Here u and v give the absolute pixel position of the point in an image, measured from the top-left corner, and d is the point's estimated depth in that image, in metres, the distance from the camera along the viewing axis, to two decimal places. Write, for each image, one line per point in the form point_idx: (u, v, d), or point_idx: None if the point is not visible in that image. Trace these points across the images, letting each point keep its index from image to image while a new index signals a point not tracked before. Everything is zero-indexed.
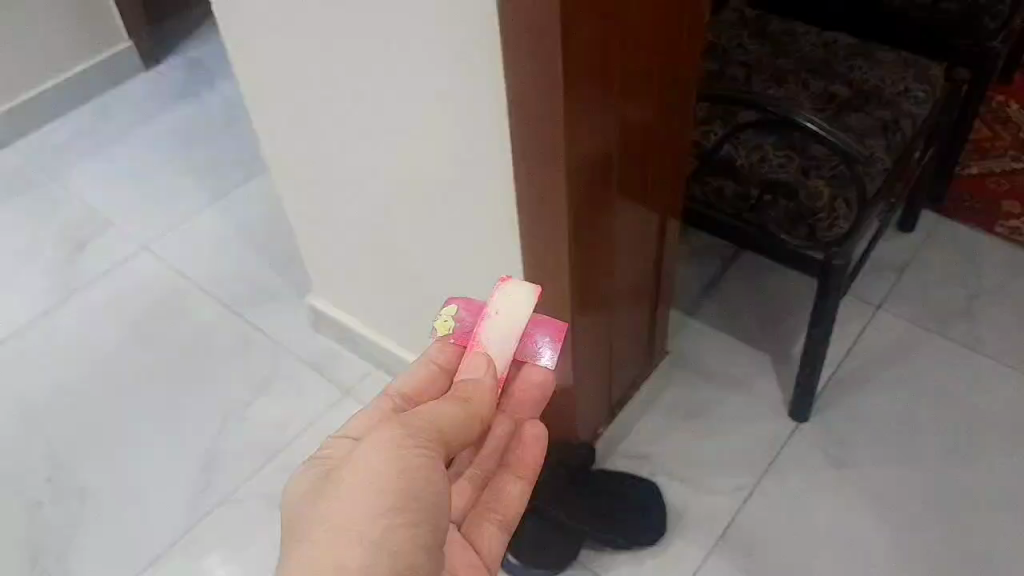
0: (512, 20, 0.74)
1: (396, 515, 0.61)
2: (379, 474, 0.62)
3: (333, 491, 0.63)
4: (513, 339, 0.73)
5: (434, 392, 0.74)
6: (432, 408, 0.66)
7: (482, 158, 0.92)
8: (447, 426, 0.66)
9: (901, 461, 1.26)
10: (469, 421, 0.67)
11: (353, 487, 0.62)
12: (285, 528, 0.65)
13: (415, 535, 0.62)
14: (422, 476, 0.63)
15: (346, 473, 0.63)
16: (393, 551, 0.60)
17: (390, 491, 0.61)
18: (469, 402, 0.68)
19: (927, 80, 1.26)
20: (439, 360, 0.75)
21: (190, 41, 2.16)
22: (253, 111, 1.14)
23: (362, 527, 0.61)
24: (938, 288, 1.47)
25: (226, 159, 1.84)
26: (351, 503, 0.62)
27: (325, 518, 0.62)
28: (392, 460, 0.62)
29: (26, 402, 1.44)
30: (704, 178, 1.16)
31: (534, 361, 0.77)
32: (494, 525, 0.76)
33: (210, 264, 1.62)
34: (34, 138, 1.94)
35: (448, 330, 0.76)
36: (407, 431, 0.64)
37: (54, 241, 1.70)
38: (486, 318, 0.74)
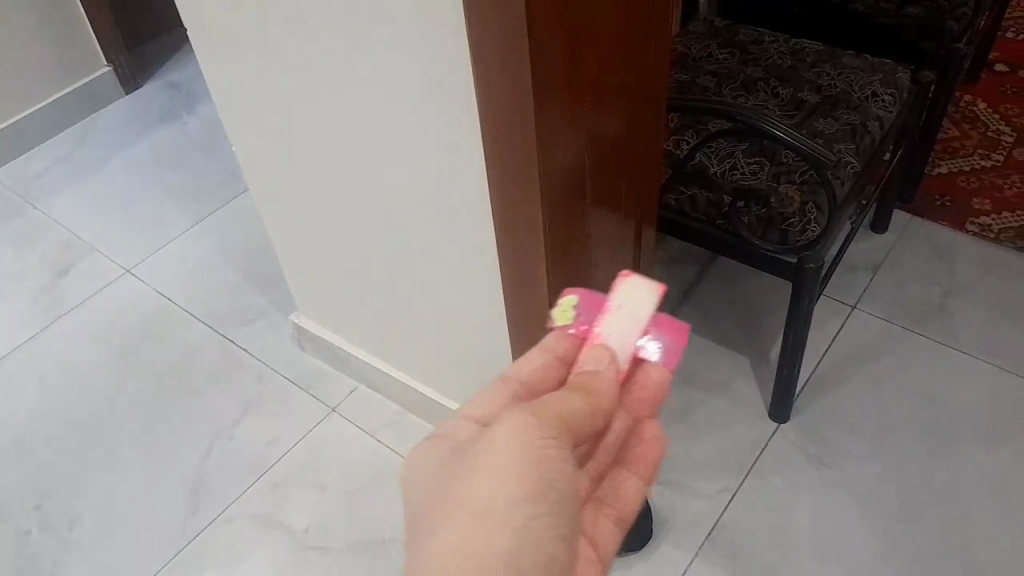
0: (483, 41, 0.76)
1: (533, 505, 0.58)
2: (512, 460, 0.59)
3: (469, 474, 0.61)
4: (634, 335, 0.68)
5: (550, 381, 0.70)
6: (557, 395, 0.63)
7: (458, 174, 0.94)
8: (574, 416, 0.62)
9: (879, 460, 1.29)
10: (596, 416, 0.63)
11: (489, 472, 0.59)
12: (420, 511, 0.64)
13: (553, 526, 0.59)
14: (557, 466, 0.60)
15: (475, 460, 0.61)
16: (534, 541, 0.58)
17: (525, 479, 0.59)
18: (593, 393, 0.63)
19: (894, 84, 1.29)
20: (554, 350, 0.70)
21: (169, 64, 2.18)
22: (230, 128, 1.15)
23: (501, 514, 0.58)
24: (912, 286, 1.50)
25: (208, 180, 1.85)
26: (488, 489, 0.59)
27: (462, 502, 0.60)
28: (525, 448, 0.59)
29: (12, 428, 1.44)
30: (678, 186, 1.19)
31: (648, 360, 0.69)
32: (609, 519, 0.71)
33: (194, 285, 1.63)
34: (15, 165, 1.94)
35: (567, 320, 0.71)
36: (540, 417, 0.61)
37: (36, 266, 1.70)
38: (605, 311, 0.69)
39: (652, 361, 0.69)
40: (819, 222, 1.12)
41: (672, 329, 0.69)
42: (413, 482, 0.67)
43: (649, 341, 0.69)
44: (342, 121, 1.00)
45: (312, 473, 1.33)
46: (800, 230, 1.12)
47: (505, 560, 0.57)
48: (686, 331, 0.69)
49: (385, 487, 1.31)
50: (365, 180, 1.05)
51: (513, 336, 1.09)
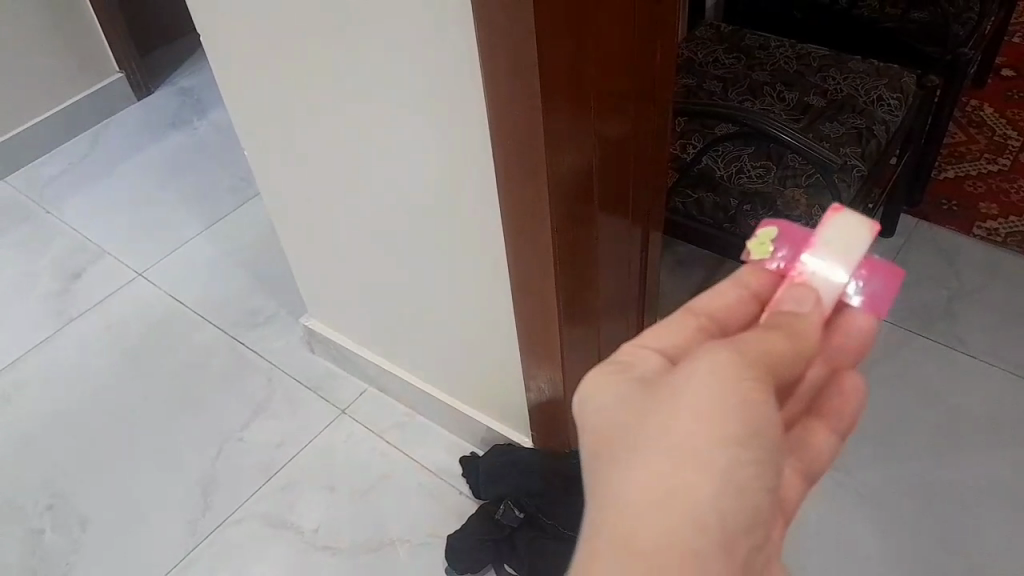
0: (491, 44, 0.77)
1: (735, 454, 0.52)
2: (710, 401, 0.52)
3: (657, 416, 0.54)
4: (843, 276, 0.58)
5: (742, 320, 0.61)
6: (749, 337, 0.55)
7: (467, 178, 0.95)
8: (776, 353, 0.54)
9: (885, 462, 1.29)
10: (796, 356, 0.55)
11: (681, 414, 0.53)
12: (595, 450, 0.57)
13: (755, 476, 0.53)
14: (758, 409, 0.52)
15: (669, 403, 0.54)
16: (735, 490, 0.52)
17: (724, 425, 0.52)
18: (796, 333, 0.56)
19: (899, 88, 1.29)
20: (750, 284, 0.61)
21: (180, 70, 2.21)
22: (240, 131, 1.16)
23: (699, 460, 0.52)
24: (919, 290, 1.50)
25: (219, 184, 1.87)
26: (679, 434, 0.53)
27: (650, 445, 0.53)
28: (726, 388, 0.52)
29: (25, 430, 1.45)
30: (685, 189, 1.20)
31: (853, 306, 0.60)
32: (795, 472, 0.62)
33: (204, 289, 1.64)
34: (28, 170, 1.96)
35: (765, 254, 0.61)
36: (741, 358, 0.53)
37: (49, 270, 1.72)
38: (811, 247, 0.59)
39: (859, 306, 0.60)
40: None
41: (884, 269, 0.59)
42: (586, 410, 0.59)
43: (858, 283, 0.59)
44: (356, 124, 1.00)
45: (322, 474, 1.34)
46: None
47: (706, 511, 0.51)
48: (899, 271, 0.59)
49: (395, 488, 1.32)
50: (374, 182, 1.06)
51: (520, 337, 1.09)
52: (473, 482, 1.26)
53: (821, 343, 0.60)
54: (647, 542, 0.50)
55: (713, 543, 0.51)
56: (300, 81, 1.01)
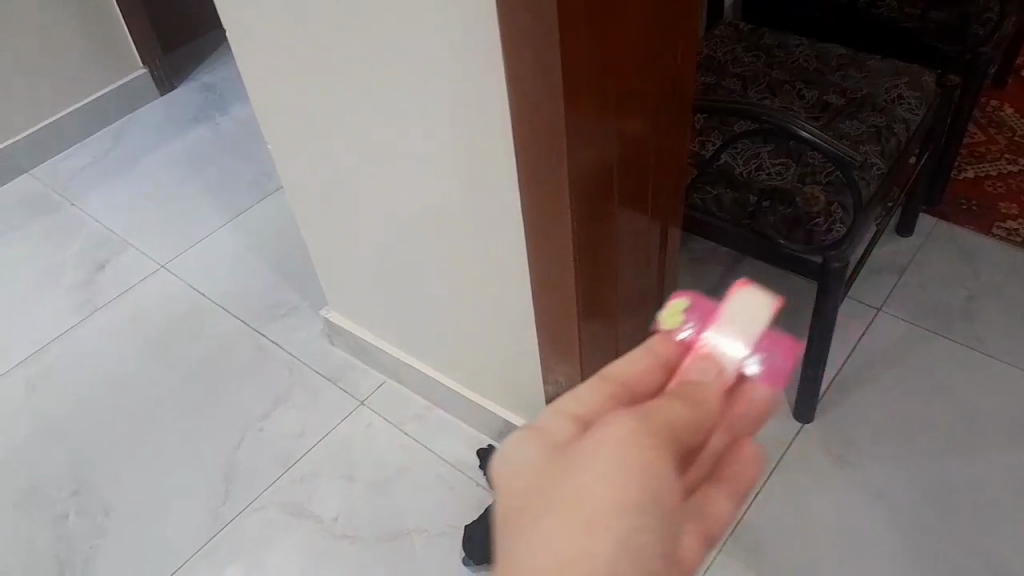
0: (516, 41, 0.78)
1: (636, 516, 0.48)
2: (616, 463, 0.49)
3: (558, 481, 0.51)
4: (745, 350, 0.57)
5: (648, 388, 0.57)
6: (647, 406, 0.53)
7: (488, 172, 0.96)
8: (679, 424, 0.53)
9: (903, 460, 1.29)
10: (699, 423, 0.54)
11: (587, 476, 0.49)
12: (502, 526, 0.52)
13: (659, 548, 0.48)
14: (656, 471, 0.50)
15: (570, 470, 0.51)
16: (639, 562, 0.47)
17: (631, 487, 0.49)
18: (696, 406, 0.54)
19: (919, 87, 1.29)
20: (657, 352, 0.58)
21: (203, 65, 2.23)
22: (264, 125, 1.18)
23: (605, 527, 0.48)
24: (938, 289, 1.50)
25: (241, 179, 1.89)
26: (585, 498, 0.49)
27: (553, 509, 0.49)
28: (628, 453, 0.50)
29: (50, 418, 1.48)
30: (704, 186, 1.20)
31: (753, 378, 0.57)
32: (692, 535, 0.52)
33: (226, 281, 1.66)
34: (53, 163, 1.99)
35: (677, 324, 0.59)
36: (645, 426, 0.52)
37: (74, 262, 1.75)
38: (715, 322, 0.58)
39: (757, 377, 0.57)
40: (844, 222, 1.13)
41: (785, 345, 0.58)
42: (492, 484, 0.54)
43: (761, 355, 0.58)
44: (371, 121, 1.02)
45: (341, 465, 1.36)
46: (825, 230, 1.13)
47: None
48: (796, 346, 0.58)
49: (413, 479, 1.33)
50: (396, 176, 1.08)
51: (540, 332, 1.10)
52: None
53: (721, 412, 0.56)
54: None
55: None
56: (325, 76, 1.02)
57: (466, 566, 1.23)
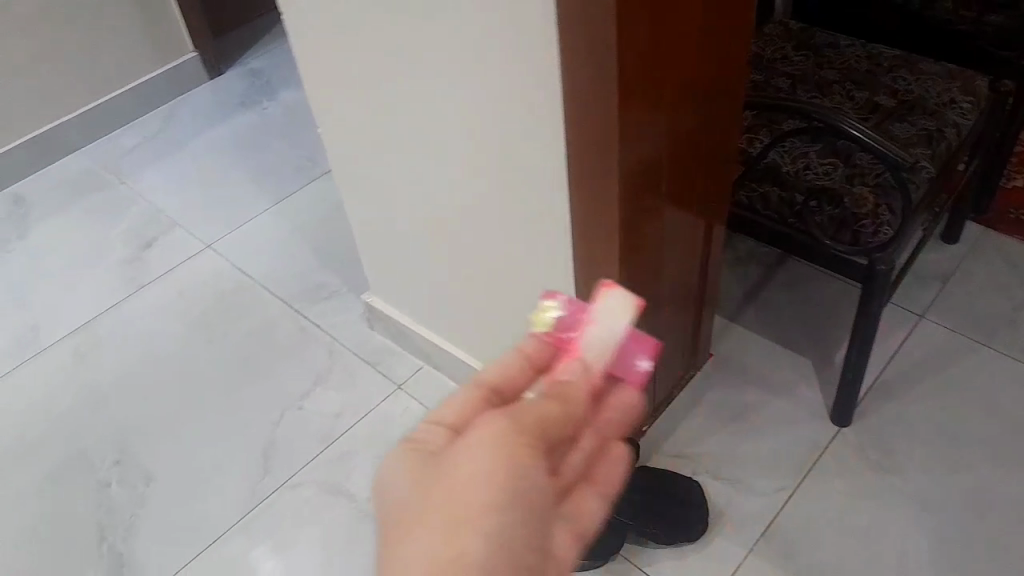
0: (570, 33, 0.79)
1: (502, 508, 0.55)
2: (484, 467, 0.56)
3: (436, 480, 0.58)
4: (614, 348, 0.63)
5: (519, 390, 0.65)
6: (519, 405, 0.60)
7: (536, 162, 0.96)
8: (548, 420, 0.59)
9: (940, 469, 1.28)
10: (568, 419, 0.60)
11: (460, 475, 0.56)
12: (390, 527, 0.59)
13: (523, 538, 0.56)
14: (523, 468, 0.57)
15: (447, 468, 0.57)
16: (505, 552, 0.55)
17: (498, 489, 0.55)
18: (567, 403, 0.60)
19: (972, 91, 1.28)
20: (529, 355, 0.65)
21: (252, 51, 2.27)
22: (316, 108, 1.20)
23: (471, 524, 0.54)
24: (982, 298, 1.48)
25: (286, 163, 1.91)
26: (457, 494, 0.56)
27: (430, 504, 0.56)
28: (498, 452, 0.56)
29: (96, 389, 1.51)
30: (750, 184, 1.20)
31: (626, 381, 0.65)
32: (566, 534, 0.63)
33: (269, 263, 1.69)
34: (105, 141, 2.03)
35: (545, 324, 0.65)
36: (516, 427, 0.58)
37: (123, 238, 1.79)
38: (585, 326, 0.63)
39: (625, 382, 0.65)
40: (891, 225, 1.12)
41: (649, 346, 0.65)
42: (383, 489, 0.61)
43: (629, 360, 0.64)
44: (411, 109, 1.05)
45: (377, 447, 1.38)
46: (872, 232, 1.12)
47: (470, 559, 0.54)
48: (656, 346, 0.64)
49: None
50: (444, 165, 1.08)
51: None
52: None
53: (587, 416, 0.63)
54: None
55: None
56: (376, 61, 1.03)
57: None
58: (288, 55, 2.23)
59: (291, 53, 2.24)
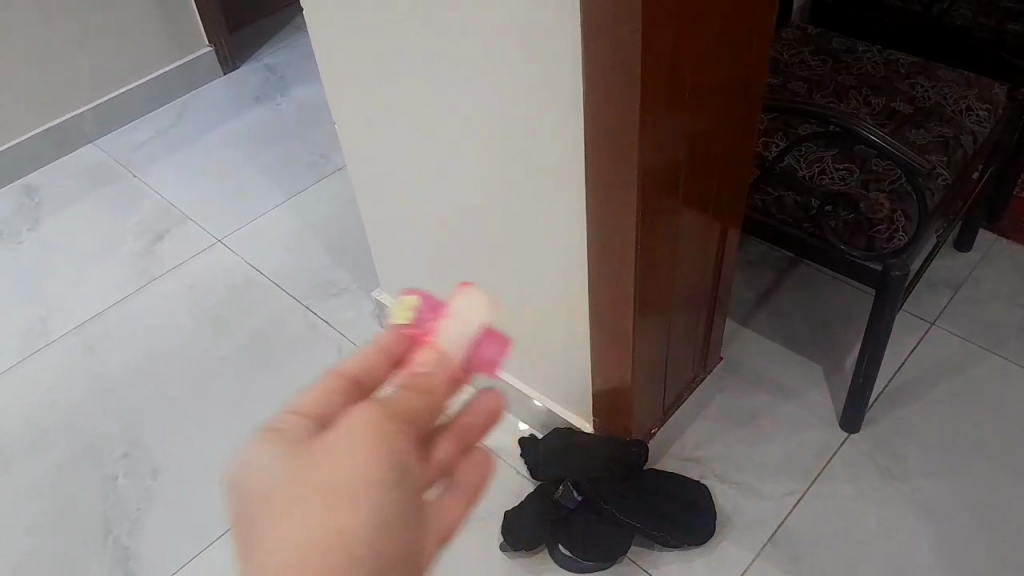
0: (593, 31, 0.79)
1: (383, 490, 0.50)
2: (360, 449, 0.51)
3: (304, 471, 0.50)
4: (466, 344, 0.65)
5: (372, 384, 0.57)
6: (378, 395, 0.55)
7: (551, 161, 0.96)
8: (411, 407, 0.55)
9: (950, 477, 1.27)
10: (430, 409, 0.56)
11: (336, 460, 0.50)
12: (244, 527, 0.50)
13: (401, 521, 0.51)
14: (400, 447, 0.52)
15: (316, 457, 0.51)
16: (389, 530, 0.50)
17: (379, 469, 0.51)
18: (430, 393, 0.56)
19: (989, 99, 1.27)
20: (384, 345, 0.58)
21: (266, 47, 2.27)
22: (331, 105, 1.20)
23: (352, 506, 0.49)
24: (994, 306, 1.48)
25: (297, 159, 1.91)
26: (332, 480, 0.50)
27: (302, 498, 0.49)
28: (373, 434, 0.52)
29: (105, 381, 1.51)
30: (766, 187, 1.20)
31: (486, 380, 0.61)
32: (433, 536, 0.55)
33: (280, 258, 1.69)
34: (118, 135, 2.04)
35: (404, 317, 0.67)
36: (382, 409, 0.54)
37: (134, 231, 1.79)
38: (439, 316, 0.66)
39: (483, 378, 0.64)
40: (906, 230, 1.12)
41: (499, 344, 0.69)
42: (231, 488, 0.51)
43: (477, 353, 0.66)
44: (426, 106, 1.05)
45: None
46: (887, 238, 1.12)
47: (355, 542, 0.48)
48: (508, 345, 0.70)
49: None
50: (457, 164, 1.08)
51: (593, 323, 1.10)
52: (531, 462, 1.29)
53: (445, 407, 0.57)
54: None
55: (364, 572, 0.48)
56: (393, 59, 1.03)
57: (504, 552, 1.24)
58: (302, 52, 2.23)
59: (305, 50, 2.24)
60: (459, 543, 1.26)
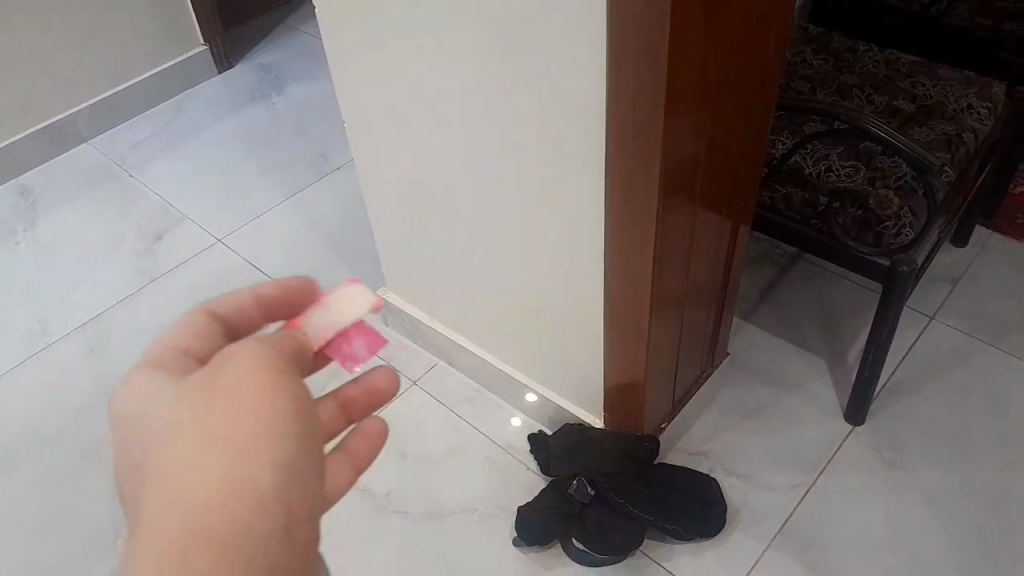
0: (621, 33, 0.80)
1: (279, 430, 0.47)
2: (259, 388, 0.48)
3: (194, 411, 0.47)
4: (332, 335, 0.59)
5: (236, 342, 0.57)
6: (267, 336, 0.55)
7: (570, 160, 0.97)
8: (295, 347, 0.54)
9: (955, 466, 1.30)
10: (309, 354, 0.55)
11: (226, 400, 0.47)
12: (138, 482, 0.46)
13: (302, 463, 0.47)
14: (291, 389, 0.49)
15: (207, 395, 0.48)
16: (292, 474, 0.46)
17: (279, 411, 0.48)
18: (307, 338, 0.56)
19: (989, 97, 1.30)
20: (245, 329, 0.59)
21: (260, 46, 2.26)
22: (343, 104, 1.20)
23: (248, 443, 0.46)
24: (990, 300, 1.50)
25: (296, 158, 1.91)
26: (225, 423, 0.46)
27: (190, 440, 0.46)
28: (267, 373, 0.49)
29: (108, 382, 1.50)
30: (774, 185, 1.22)
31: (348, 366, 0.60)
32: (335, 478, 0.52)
33: (282, 258, 1.69)
34: (112, 134, 2.02)
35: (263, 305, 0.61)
36: (267, 345, 0.52)
37: (133, 231, 1.78)
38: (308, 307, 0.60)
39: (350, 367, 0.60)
40: (913, 226, 1.14)
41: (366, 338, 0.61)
42: (121, 437, 0.48)
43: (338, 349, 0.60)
44: (442, 105, 1.05)
45: (394, 443, 1.39)
46: (894, 234, 1.14)
47: (254, 483, 0.45)
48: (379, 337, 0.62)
49: (464, 463, 1.36)
50: (473, 162, 1.08)
51: (608, 320, 1.11)
52: (541, 458, 1.29)
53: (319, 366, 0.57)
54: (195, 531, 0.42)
55: (265, 514, 0.44)
56: (409, 57, 1.04)
57: (517, 547, 1.25)
58: (297, 51, 2.23)
59: (300, 49, 2.24)
60: (471, 539, 1.27)
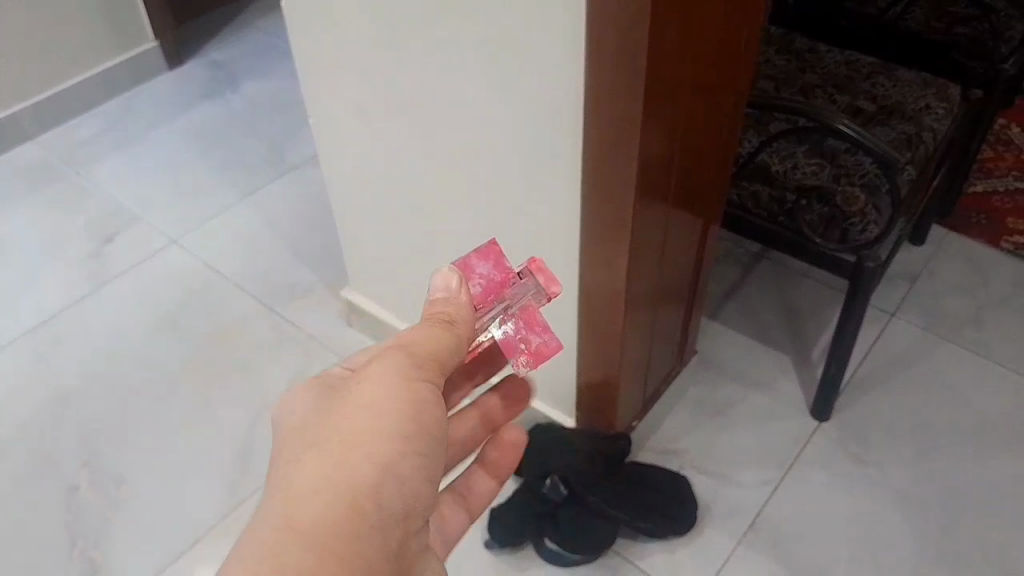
0: (598, 29, 0.79)
1: (405, 445, 0.59)
2: (390, 407, 0.60)
3: (337, 417, 0.60)
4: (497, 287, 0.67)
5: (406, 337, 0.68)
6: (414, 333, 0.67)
7: (544, 159, 0.96)
8: (432, 357, 0.62)
9: (918, 460, 1.32)
10: (451, 347, 0.62)
11: (367, 413, 0.60)
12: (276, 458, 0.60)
13: (411, 471, 0.60)
14: (426, 406, 0.61)
15: (355, 400, 0.61)
16: (395, 478, 0.58)
17: (400, 427, 0.59)
18: (454, 324, 0.63)
19: (946, 98, 1.33)
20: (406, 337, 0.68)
21: (213, 43, 2.21)
22: (308, 99, 1.17)
23: (360, 449, 0.58)
24: (948, 297, 1.54)
25: (254, 157, 1.87)
26: (361, 433, 0.59)
27: (327, 440, 0.59)
28: (403, 391, 0.60)
29: (59, 388, 1.45)
30: (741, 182, 1.23)
31: (519, 300, 0.67)
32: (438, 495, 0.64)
33: (241, 260, 1.64)
34: (59, 132, 1.95)
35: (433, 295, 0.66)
36: (412, 357, 0.61)
37: (82, 232, 1.72)
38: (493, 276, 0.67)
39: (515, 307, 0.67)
40: (878, 223, 1.15)
41: (482, 272, 0.68)
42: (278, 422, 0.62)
43: (509, 292, 0.68)
44: (411, 100, 1.03)
45: None
46: (860, 230, 1.15)
47: (361, 486, 0.57)
48: (495, 247, 0.68)
49: None
50: (444, 159, 1.07)
51: (583, 319, 1.10)
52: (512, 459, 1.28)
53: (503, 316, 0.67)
54: (303, 515, 0.55)
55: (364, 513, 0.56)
56: (379, 51, 1.01)
57: (488, 549, 1.23)
58: (253, 49, 2.18)
59: (256, 47, 2.19)
60: None
